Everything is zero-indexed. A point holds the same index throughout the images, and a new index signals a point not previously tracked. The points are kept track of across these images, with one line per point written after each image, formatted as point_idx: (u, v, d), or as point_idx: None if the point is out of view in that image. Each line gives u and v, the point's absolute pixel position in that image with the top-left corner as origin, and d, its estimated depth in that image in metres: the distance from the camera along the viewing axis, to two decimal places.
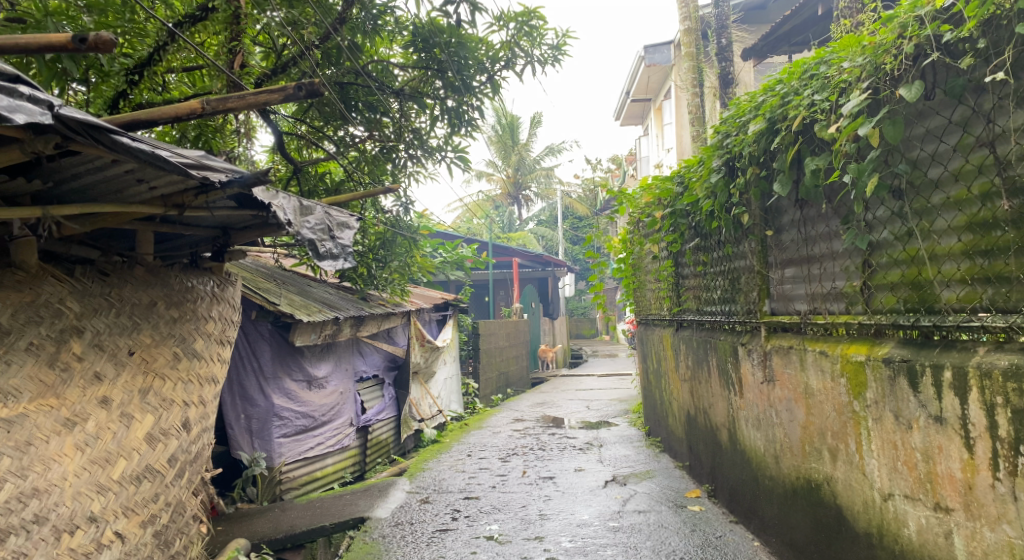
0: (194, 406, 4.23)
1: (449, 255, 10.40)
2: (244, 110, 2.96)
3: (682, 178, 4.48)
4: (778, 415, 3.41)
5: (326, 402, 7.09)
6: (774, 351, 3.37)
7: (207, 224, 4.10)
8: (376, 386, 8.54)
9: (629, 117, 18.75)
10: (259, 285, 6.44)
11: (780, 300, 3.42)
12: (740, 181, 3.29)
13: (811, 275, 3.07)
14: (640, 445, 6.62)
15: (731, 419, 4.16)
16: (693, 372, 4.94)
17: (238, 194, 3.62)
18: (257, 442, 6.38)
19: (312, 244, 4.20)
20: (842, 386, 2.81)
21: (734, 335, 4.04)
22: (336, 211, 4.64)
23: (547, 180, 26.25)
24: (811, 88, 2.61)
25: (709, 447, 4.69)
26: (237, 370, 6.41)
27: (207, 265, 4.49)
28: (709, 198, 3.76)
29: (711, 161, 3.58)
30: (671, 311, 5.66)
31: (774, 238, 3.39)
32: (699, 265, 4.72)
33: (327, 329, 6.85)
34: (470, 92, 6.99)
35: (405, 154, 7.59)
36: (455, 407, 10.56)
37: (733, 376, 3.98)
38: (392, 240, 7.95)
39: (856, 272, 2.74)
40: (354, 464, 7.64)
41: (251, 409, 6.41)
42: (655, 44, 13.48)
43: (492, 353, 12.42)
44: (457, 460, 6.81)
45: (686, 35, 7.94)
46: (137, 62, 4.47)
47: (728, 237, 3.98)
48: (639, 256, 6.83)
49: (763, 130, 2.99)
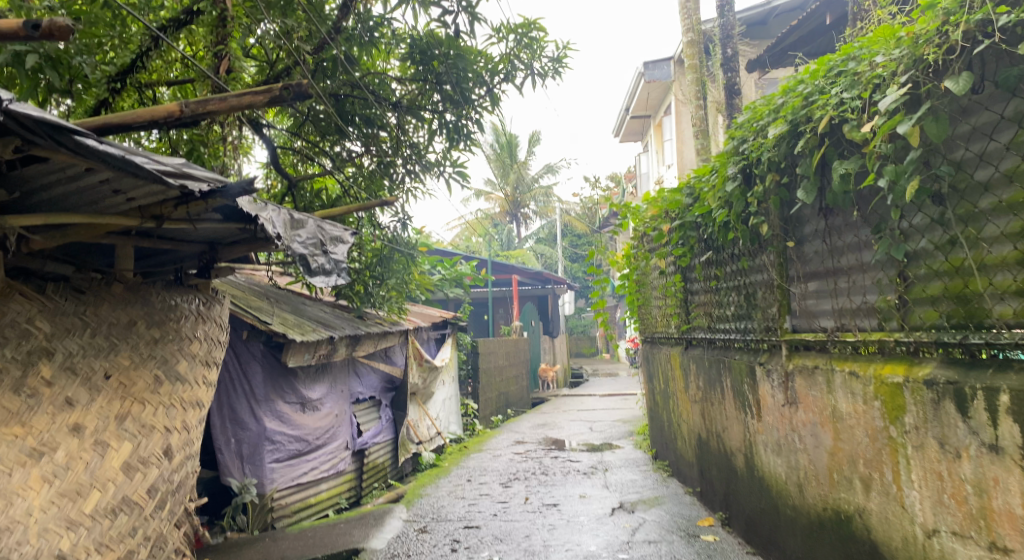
0: (176, 432, 3.98)
1: (448, 272, 10.19)
2: (226, 113, 2.79)
3: (691, 188, 4.29)
4: (801, 440, 3.15)
5: (320, 425, 6.82)
6: (797, 371, 3.14)
7: (192, 237, 3.91)
8: (373, 408, 8.27)
9: (629, 134, 18.67)
10: (250, 303, 6.21)
11: (803, 317, 3.19)
12: (759, 189, 3.09)
13: (837, 289, 2.85)
14: (648, 469, 6.35)
15: (747, 444, 3.91)
16: (704, 393, 4.70)
17: (224, 205, 3.41)
18: (247, 468, 6.09)
19: (304, 259, 4.02)
20: (875, 410, 2.56)
21: (751, 353, 3.80)
22: (330, 224, 4.43)
23: (546, 198, 26.15)
24: (838, 86, 2.42)
25: (723, 473, 4.43)
26: (227, 393, 6.15)
27: (193, 282, 4.27)
28: (723, 209, 3.55)
29: (725, 168, 3.38)
30: (679, 328, 5.43)
31: (795, 250, 3.17)
32: (710, 280, 4.51)
33: (322, 348, 6.60)
34: (469, 106, 6.83)
35: (403, 169, 7.39)
36: (454, 429, 10.26)
37: (751, 398, 3.74)
38: (389, 257, 7.78)
39: (890, 286, 2.51)
40: (349, 490, 7.35)
41: (241, 433, 6.14)
42: (655, 60, 13.40)
43: (492, 372, 12.16)
44: (457, 486, 6.53)
45: (688, 48, 7.87)
46: (119, 70, 4.33)
47: (743, 250, 3.76)
48: (643, 272, 6.62)
49: (786, 133, 2.80)
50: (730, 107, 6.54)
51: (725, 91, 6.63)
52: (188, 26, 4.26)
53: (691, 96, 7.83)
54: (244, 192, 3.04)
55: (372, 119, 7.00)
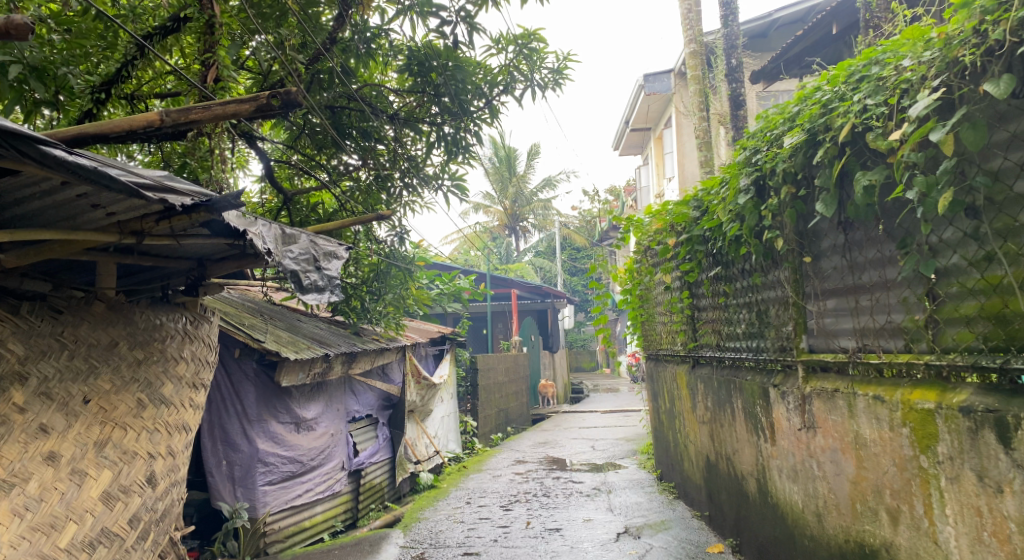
0: (160, 458, 3.79)
1: (446, 286, 10.02)
2: (209, 123, 2.66)
3: (699, 201, 4.15)
4: (820, 467, 2.96)
5: (315, 446, 6.61)
6: (815, 394, 2.96)
7: (179, 253, 3.76)
8: (370, 426, 8.07)
9: (628, 148, 18.63)
10: (243, 321, 6.04)
11: (821, 336, 3.01)
12: (773, 202, 2.94)
13: (858, 308, 2.68)
14: (652, 491, 6.15)
15: (760, 468, 3.73)
16: (713, 414, 4.53)
17: (211, 220, 3.27)
18: (240, 491, 5.89)
19: (296, 275, 3.85)
20: (904, 438, 2.37)
21: (765, 374, 3.62)
22: (324, 239, 4.28)
23: (545, 212, 26.07)
24: (861, 92, 2.28)
25: (734, 498, 4.23)
26: (219, 413, 5.96)
27: (180, 300, 4.10)
28: (735, 222, 3.40)
29: (736, 180, 3.23)
30: (686, 346, 5.25)
31: (811, 266, 3.01)
32: (719, 296, 4.36)
33: (316, 366, 6.42)
34: (468, 118, 6.70)
35: (402, 183, 7.24)
36: (452, 447, 10.02)
37: (764, 421, 3.57)
38: (386, 271, 7.63)
39: (917, 304, 2.34)
40: (344, 512, 7.12)
41: (233, 455, 5.94)
42: (655, 73, 13.34)
43: (491, 389, 11.96)
44: (456, 509, 6.31)
45: (691, 59, 7.79)
46: (104, 80, 4.18)
47: (756, 266, 3.60)
48: (647, 287, 6.47)
49: (803, 142, 2.65)
50: (735, 118, 6.41)
51: (730, 102, 6.51)
52: (176, 33, 4.12)
53: (694, 108, 7.71)
54: (229, 206, 2.89)
55: (369, 131, 6.87)
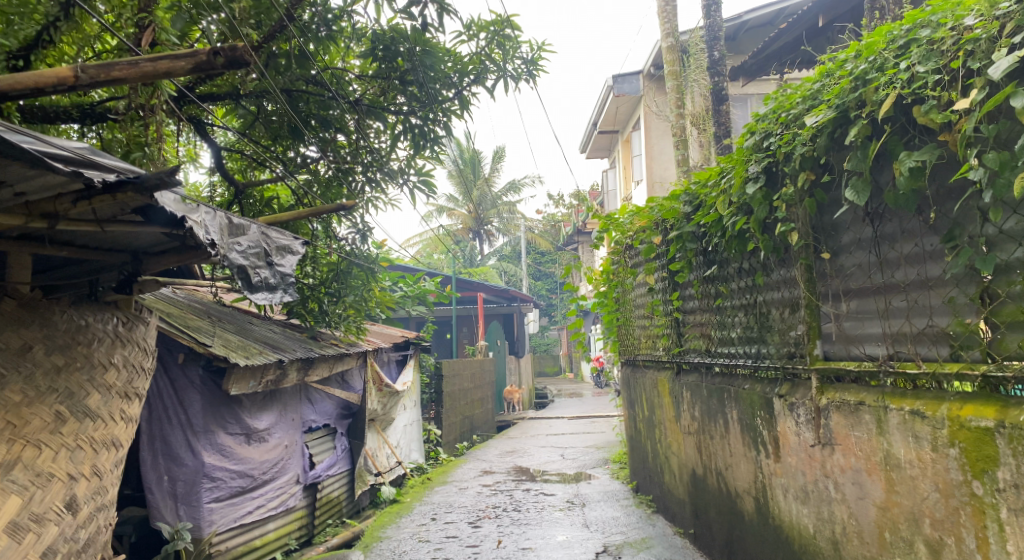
0: (83, 479, 3.20)
1: (411, 288, 9.56)
2: (135, 82, 2.16)
3: (692, 194, 3.85)
4: (838, 488, 2.65)
5: (267, 459, 6.10)
6: (833, 406, 2.66)
7: (110, 243, 3.25)
8: (328, 437, 7.56)
9: (596, 151, 18.47)
10: (189, 322, 5.50)
11: (839, 342, 2.70)
12: (790, 190, 2.63)
13: (890, 310, 2.39)
14: (628, 505, 5.81)
15: (758, 485, 3.43)
16: (700, 424, 4.22)
17: (144, 204, 2.78)
18: (183, 509, 5.32)
19: (244, 272, 3.39)
20: (952, 461, 2.05)
21: (766, 383, 3.31)
22: (277, 231, 3.82)
23: (510, 215, 25.74)
24: (911, 58, 1.98)
25: (725, 516, 3.91)
26: (160, 425, 5.38)
27: (110, 299, 3.53)
28: (740, 216, 3.09)
29: (744, 167, 2.92)
30: (669, 351, 4.94)
31: (828, 264, 2.71)
32: (710, 297, 4.07)
33: (269, 374, 5.88)
34: (436, 108, 6.35)
35: (364, 177, 6.84)
36: (415, 457, 9.56)
37: (766, 435, 3.26)
38: (347, 271, 7.22)
39: (969, 306, 2.05)
40: (299, 530, 6.61)
41: (176, 470, 5.37)
42: (624, 74, 13.14)
43: (456, 396, 11.52)
44: (420, 526, 5.86)
45: (668, 53, 7.55)
46: (22, 45, 3.74)
47: (759, 263, 3.30)
48: (625, 289, 6.20)
49: (830, 121, 2.35)
50: (717, 114, 6.14)
51: (712, 96, 6.25)
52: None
53: (671, 103, 7.46)
54: (161, 186, 2.41)
55: (330, 120, 6.44)
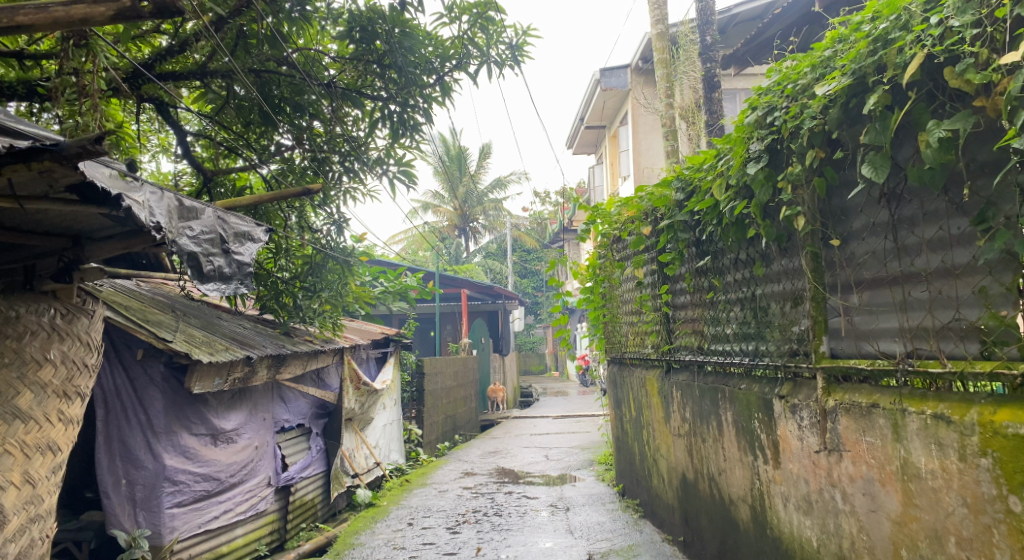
0: (13, 489, 2.81)
1: (392, 283, 9.22)
2: (49, 32, 1.89)
3: (685, 179, 3.60)
4: (847, 500, 2.41)
5: (235, 461, 5.76)
6: (841, 409, 2.41)
7: (44, 224, 2.88)
8: (302, 437, 7.24)
9: (583, 146, 18.25)
10: (150, 315, 5.15)
11: (848, 339, 2.45)
12: (797, 169, 2.39)
13: (908, 302, 2.14)
14: (615, 509, 5.55)
15: (754, 492, 3.18)
16: (691, 426, 3.98)
17: (73, 182, 2.45)
18: (142, 515, 4.95)
19: (194, 261, 3.10)
20: (982, 472, 1.81)
21: (765, 383, 3.06)
22: (237, 216, 3.53)
23: (496, 213, 25.44)
24: (945, 10, 1.74)
25: (718, 524, 3.67)
26: (118, 424, 4.96)
27: (47, 288, 3.13)
28: (739, 200, 2.84)
29: (744, 146, 2.68)
30: (658, 349, 4.69)
31: (836, 253, 2.46)
32: (702, 291, 3.83)
33: (236, 372, 5.54)
34: (416, 93, 6.05)
35: (341, 167, 6.53)
36: (394, 458, 9.25)
37: (765, 439, 3.02)
38: (323, 264, 6.94)
39: (1004, 297, 1.81)
40: (270, 534, 6.29)
41: (134, 473, 4.97)
42: (611, 68, 12.91)
43: (438, 394, 11.21)
44: (396, 531, 5.57)
45: (657, 41, 7.33)
46: None
47: (758, 253, 3.05)
48: (611, 283, 5.96)
49: (844, 90, 2.12)
50: (709, 102, 5.90)
51: (703, 84, 6.02)
52: None
53: (660, 92, 7.21)
54: (82, 155, 2.05)
55: (304, 105, 6.06)
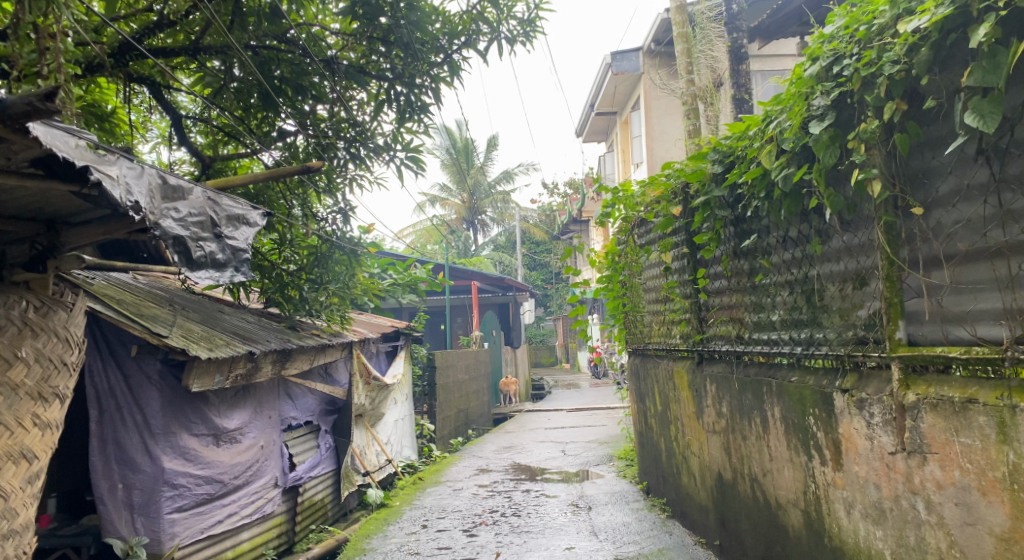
0: None
1: (401, 275, 8.91)
2: None
3: (726, 151, 3.25)
4: (932, 509, 2.07)
5: (239, 462, 5.48)
6: (926, 404, 2.07)
7: (14, 205, 2.61)
8: (310, 435, 6.95)
9: (593, 133, 17.86)
10: (146, 309, 4.85)
11: (932, 323, 2.10)
12: (872, 125, 2.04)
13: (1016, 278, 1.79)
14: (640, 509, 5.22)
15: (807, 497, 2.84)
16: (730, 422, 3.64)
17: (34, 156, 2.15)
18: (140, 521, 4.66)
19: (181, 244, 2.78)
20: None
21: (822, 375, 2.72)
22: (229, 198, 3.22)
23: (504, 204, 25.10)
24: None
25: (762, 530, 3.33)
26: (113, 426, 4.67)
27: (17, 279, 2.84)
28: (796, 167, 2.50)
29: (804, 103, 2.34)
30: (688, 339, 4.35)
31: (917, 223, 2.11)
32: (743, 274, 3.48)
33: (239, 368, 5.23)
34: (422, 72, 5.72)
35: (345, 153, 6.21)
36: (406, 455, 8.97)
37: (823, 437, 2.67)
38: (328, 255, 6.65)
39: None
40: (277, 538, 6.02)
41: (131, 477, 4.68)
42: (623, 50, 12.55)
43: (450, 388, 10.90)
44: (410, 535, 5.26)
45: (676, 15, 6.96)
46: None
47: (814, 229, 2.70)
48: (633, 270, 5.62)
49: (938, 25, 1.78)
50: (736, 75, 5.53)
51: (730, 55, 5.65)
52: None
53: (681, 69, 6.83)
54: (29, 114, 1.85)
55: (306, 87, 5.72)
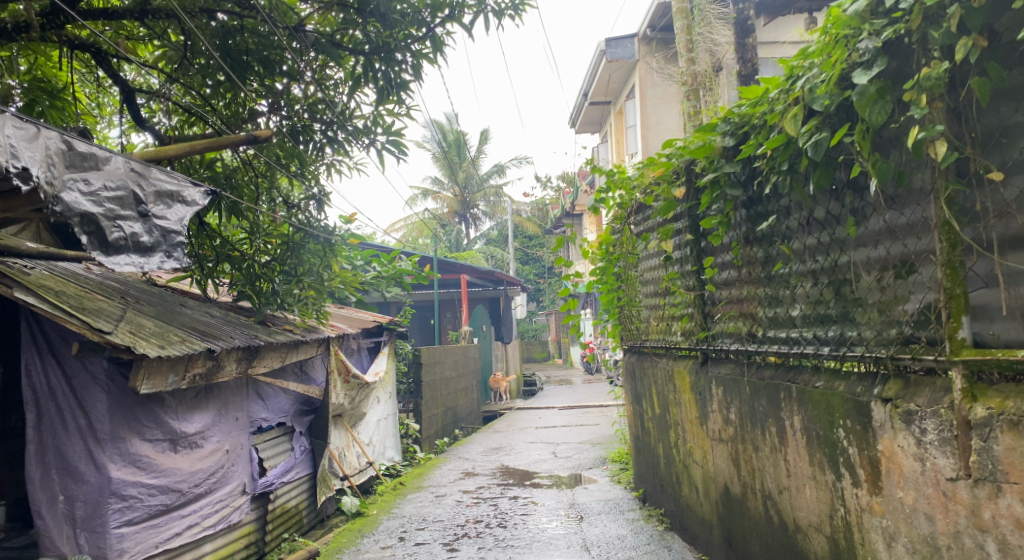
0: None
1: (385, 267, 8.43)
2: None
3: (739, 120, 2.83)
4: (1008, 552, 1.65)
5: (200, 469, 5.01)
6: (1001, 421, 1.65)
7: None
8: (283, 436, 6.50)
9: (585, 124, 17.46)
10: (89, 301, 4.38)
11: (1011, 320, 1.68)
12: (938, 67, 1.62)
13: None
14: (636, 520, 4.80)
15: (835, 522, 2.42)
16: (739, 430, 3.22)
17: None
18: (84, 536, 4.22)
19: (84, 223, 2.42)
20: None
21: (856, 381, 2.30)
22: (171, 174, 2.88)
23: (496, 197, 24.64)
24: None
25: (777, 555, 2.91)
26: (54, 432, 4.27)
27: None
28: (832, 131, 2.08)
29: (844, 51, 1.91)
30: (691, 336, 3.93)
31: (992, 195, 1.69)
32: (756, 262, 3.06)
33: (197, 366, 4.77)
34: (404, 47, 5.21)
35: (323, 136, 5.76)
36: (389, 456, 8.53)
37: (859, 453, 2.24)
38: (301, 244, 6.17)
39: None
40: (246, 548, 5.57)
41: (74, 488, 4.25)
42: (617, 38, 12.14)
43: (438, 386, 10.47)
44: (385, 549, 4.82)
45: None
46: None
47: (849, 207, 2.27)
48: (628, 260, 5.21)
49: None
50: (741, 50, 5.11)
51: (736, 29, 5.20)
52: None
53: (681, 48, 6.38)
54: None
55: (274, 63, 5.23)
